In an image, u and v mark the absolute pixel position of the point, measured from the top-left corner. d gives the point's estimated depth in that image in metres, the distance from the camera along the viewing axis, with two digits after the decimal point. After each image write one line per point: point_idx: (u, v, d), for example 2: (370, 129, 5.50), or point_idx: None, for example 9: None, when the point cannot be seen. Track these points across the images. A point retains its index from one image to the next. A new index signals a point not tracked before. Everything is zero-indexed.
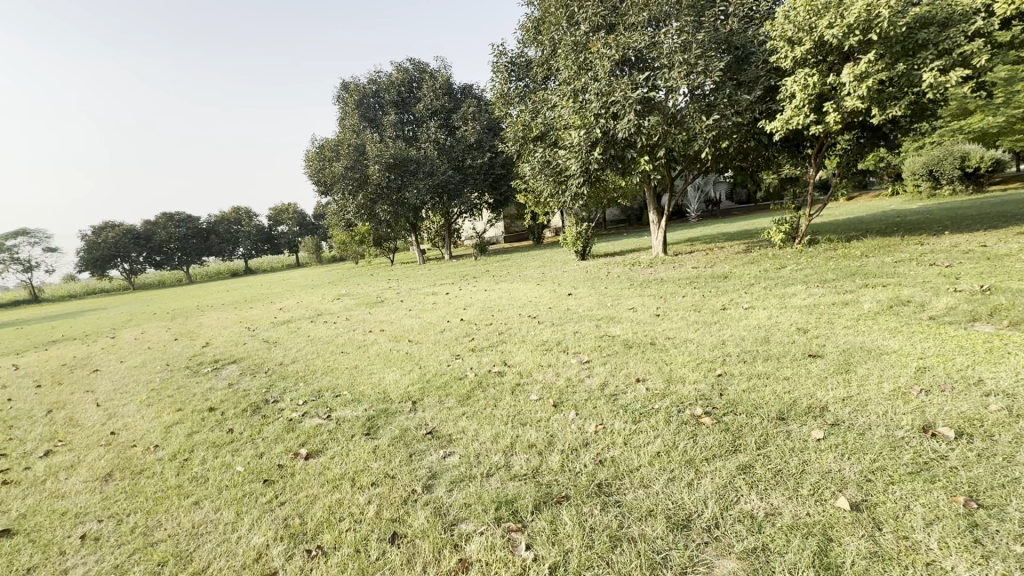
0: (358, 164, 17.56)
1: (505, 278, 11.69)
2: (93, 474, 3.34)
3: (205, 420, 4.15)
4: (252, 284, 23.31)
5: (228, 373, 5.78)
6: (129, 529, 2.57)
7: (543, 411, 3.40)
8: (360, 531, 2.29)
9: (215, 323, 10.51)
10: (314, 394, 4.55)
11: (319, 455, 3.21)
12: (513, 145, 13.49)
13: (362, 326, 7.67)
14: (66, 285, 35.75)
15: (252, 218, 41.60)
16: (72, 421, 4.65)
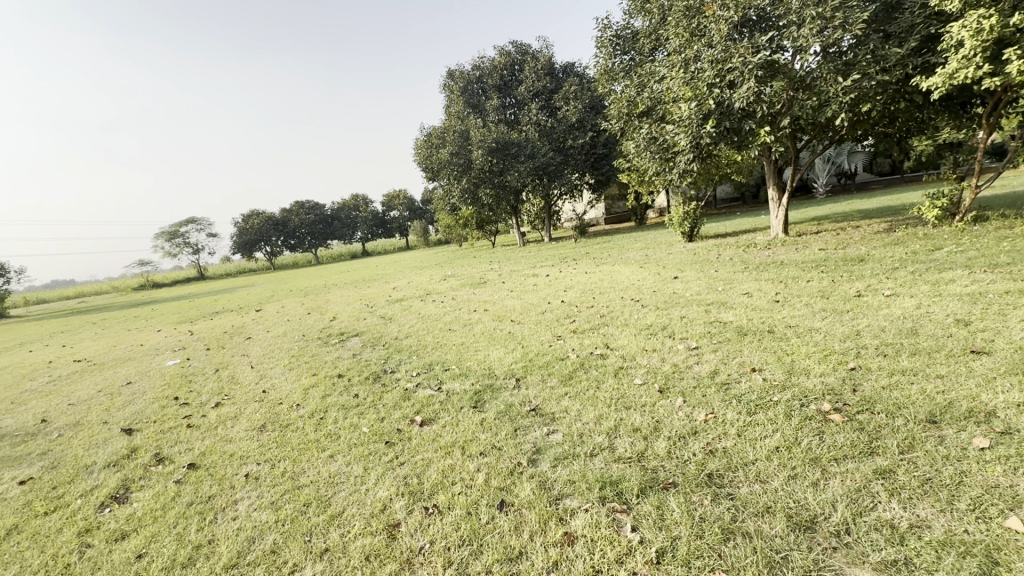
0: (463, 150, 18.19)
1: (606, 260, 11.46)
2: (251, 424, 3.95)
3: (335, 384, 4.69)
4: (369, 266, 25.50)
5: (352, 345, 6.44)
6: (281, 473, 3.01)
7: (648, 396, 3.33)
8: (471, 495, 2.45)
9: (340, 299, 11.70)
10: (426, 366, 4.90)
11: (432, 423, 3.46)
12: (616, 122, 13.04)
13: (467, 306, 8.03)
14: (224, 265, 42.08)
15: (368, 205, 45.22)
16: (234, 379, 5.52)
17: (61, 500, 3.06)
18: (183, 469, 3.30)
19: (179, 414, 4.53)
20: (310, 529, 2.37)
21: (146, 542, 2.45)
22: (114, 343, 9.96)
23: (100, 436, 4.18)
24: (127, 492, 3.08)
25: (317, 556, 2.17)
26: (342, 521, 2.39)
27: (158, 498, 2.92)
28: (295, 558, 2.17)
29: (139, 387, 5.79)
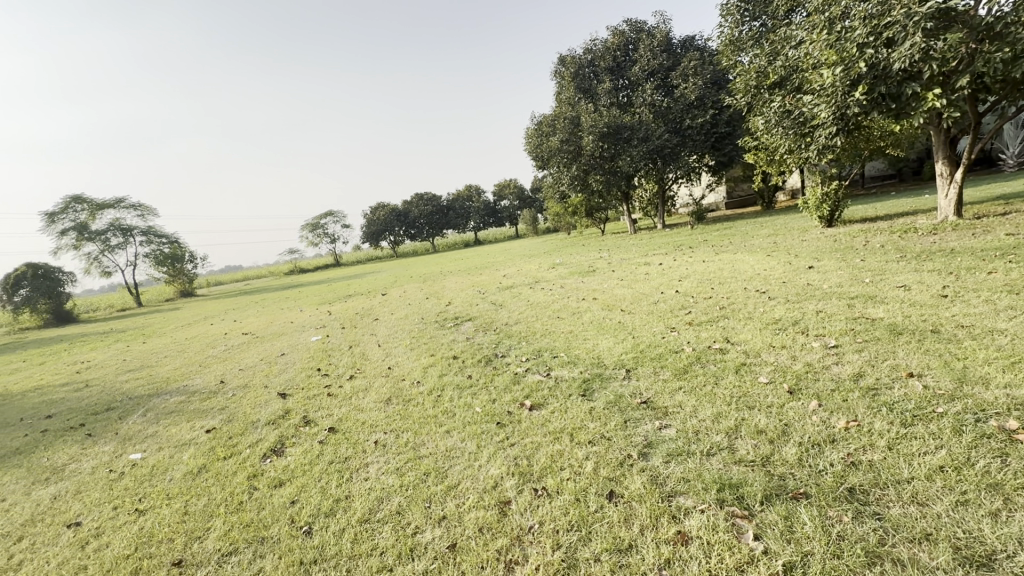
0: (573, 137, 18.05)
1: (727, 248, 10.62)
2: (379, 397, 4.37)
3: (451, 365, 4.99)
4: (481, 254, 26.55)
5: (466, 329, 6.78)
6: (404, 443, 3.30)
7: (775, 397, 3.04)
8: (580, 482, 2.46)
9: (455, 285, 12.36)
10: (535, 353, 5.00)
11: (541, 407, 3.53)
12: (742, 97, 11.91)
13: (576, 294, 7.99)
14: (356, 254, 46.76)
15: (480, 195, 46.89)
16: (364, 355, 6.15)
17: (235, 448, 3.68)
18: (325, 432, 3.76)
19: (321, 383, 5.17)
20: (429, 497, 2.56)
21: (298, 491, 2.85)
22: (272, 320, 11.65)
23: (262, 398, 4.94)
24: (283, 447, 3.61)
25: (436, 522, 2.34)
26: (457, 493, 2.55)
27: (306, 454, 3.37)
28: (417, 522, 2.36)
29: (291, 358, 6.71)
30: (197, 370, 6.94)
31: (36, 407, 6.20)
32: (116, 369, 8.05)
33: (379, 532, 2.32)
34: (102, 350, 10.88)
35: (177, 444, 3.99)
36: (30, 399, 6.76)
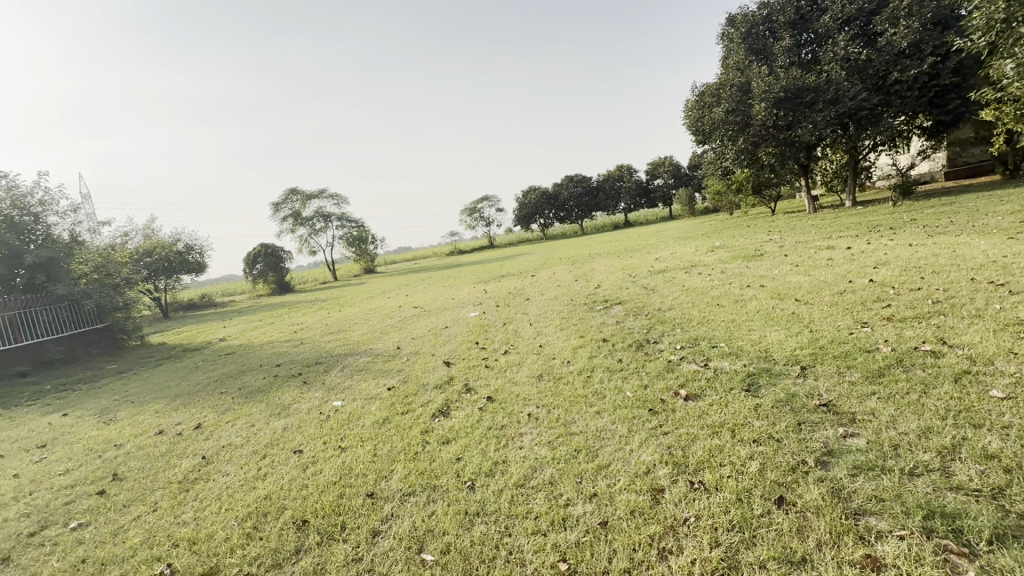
0: (741, 107, 16.32)
1: (945, 229, 8.60)
2: (532, 372, 4.60)
3: (601, 347, 5.01)
4: (631, 236, 25.79)
5: (616, 312, 6.70)
6: (555, 418, 3.42)
7: (1015, 417, 2.41)
8: (742, 482, 2.29)
9: (604, 268, 12.20)
10: (691, 341, 4.73)
11: (697, 398, 3.34)
12: (980, 37, 9.37)
13: (739, 280, 7.28)
14: (508, 236, 49.11)
15: (633, 175, 45.14)
16: (517, 332, 6.50)
17: (410, 405, 4.24)
18: (483, 400, 4.10)
19: (479, 355, 5.63)
20: (581, 473, 2.64)
21: (461, 449, 3.17)
22: (436, 296, 12.96)
23: (431, 365, 5.57)
24: (449, 410, 4.03)
25: (587, 498, 2.40)
26: (608, 473, 2.58)
27: (468, 418, 3.73)
28: (569, 494, 2.45)
29: (453, 331, 7.41)
30: (379, 336, 8.09)
31: (269, 357, 7.91)
32: (321, 331, 9.82)
33: (534, 498, 2.47)
34: (311, 316, 13.33)
35: (367, 397, 4.74)
36: (266, 350, 8.63)
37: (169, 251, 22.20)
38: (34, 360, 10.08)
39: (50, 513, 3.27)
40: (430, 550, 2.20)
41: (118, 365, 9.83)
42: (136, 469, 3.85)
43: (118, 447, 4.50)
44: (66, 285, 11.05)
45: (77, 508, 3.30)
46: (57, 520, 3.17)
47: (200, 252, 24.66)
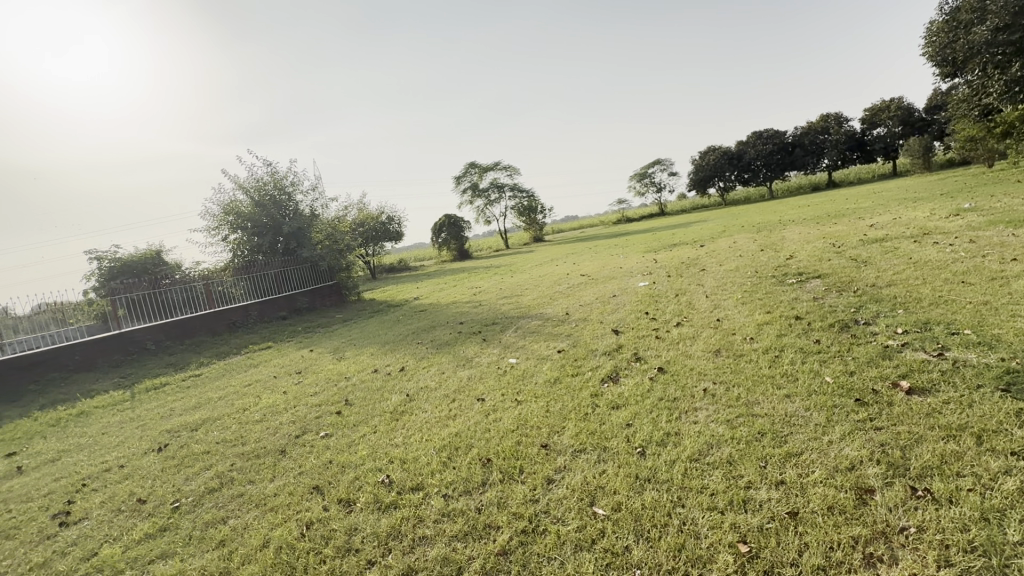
0: (1021, 20, 12.16)
1: None
2: (708, 347, 4.33)
3: (792, 326, 4.44)
4: (836, 198, 21.78)
5: (813, 287, 5.82)
6: (735, 397, 3.19)
7: None
8: (991, 500, 1.85)
9: (798, 237, 10.59)
10: (919, 324, 3.88)
11: (925, 394, 2.76)
12: None
13: (1001, 252, 5.61)
14: (681, 203, 45.87)
15: (842, 124, 37.60)
16: (691, 305, 6.13)
17: (580, 369, 4.38)
18: (654, 370, 4.03)
19: (649, 326, 5.48)
20: (765, 457, 2.43)
21: (631, 416, 3.19)
22: (603, 264, 12.90)
23: (599, 331, 5.64)
24: (618, 376, 4.07)
25: (772, 484, 2.22)
26: (800, 462, 2.33)
27: (638, 386, 3.71)
28: (751, 476, 2.30)
29: (621, 300, 7.34)
30: (549, 301, 8.44)
31: (453, 315, 8.90)
32: (496, 295, 10.63)
33: (709, 475, 2.38)
34: (487, 280, 14.50)
35: (539, 357, 5.06)
36: (451, 309, 9.73)
37: (376, 222, 26.19)
38: (290, 308, 13.08)
39: (308, 423, 4.29)
40: (601, 505, 2.30)
41: (343, 315, 12.16)
42: (360, 398, 4.78)
43: (347, 379, 5.63)
44: (309, 250, 13.95)
45: (324, 421, 4.27)
46: (312, 428, 4.15)
47: (398, 223, 28.56)
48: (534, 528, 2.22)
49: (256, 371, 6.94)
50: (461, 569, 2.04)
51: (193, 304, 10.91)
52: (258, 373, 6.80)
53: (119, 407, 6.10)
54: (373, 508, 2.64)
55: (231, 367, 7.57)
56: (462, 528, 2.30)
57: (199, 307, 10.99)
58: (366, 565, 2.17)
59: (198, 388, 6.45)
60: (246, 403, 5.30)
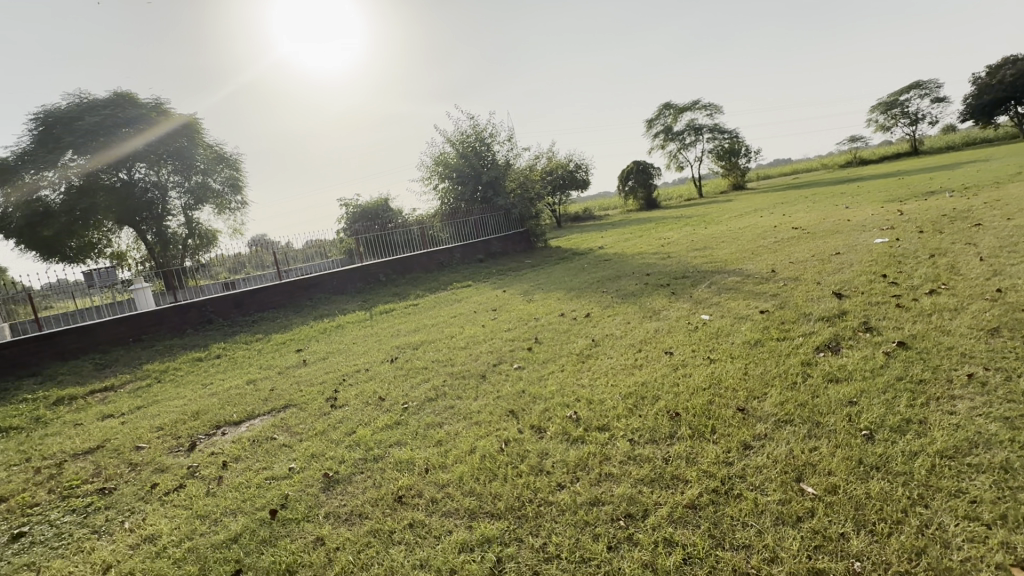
0: None
1: None
2: (979, 323, 3.37)
3: None
4: None
5: None
6: (1019, 391, 2.45)
7: None
8: None
9: None
10: None
11: None
12: None
13: None
14: (948, 137, 35.39)
15: None
16: (954, 269, 4.79)
17: (788, 333, 3.88)
18: (891, 344, 3.32)
19: (887, 291, 4.50)
20: None
21: (856, 393, 2.72)
22: (823, 216, 10.92)
23: (815, 293, 4.86)
24: (838, 346, 3.49)
25: None
26: None
27: (866, 360, 3.13)
28: None
29: (847, 258, 6.15)
30: (751, 256, 7.56)
31: (640, 266, 8.66)
32: (687, 247, 9.95)
33: (970, 478, 1.92)
34: (677, 232, 13.62)
35: (737, 315, 4.63)
36: (637, 260, 9.47)
37: (564, 170, 26.54)
38: (486, 252, 14.39)
39: (503, 354, 4.76)
40: (810, 483, 2.06)
41: (532, 261, 12.86)
42: (549, 338, 5.09)
43: (537, 320, 6.03)
44: (504, 198, 14.94)
45: (517, 355, 4.69)
46: (507, 360, 4.60)
47: (585, 171, 28.59)
48: (728, 491, 2.12)
49: (460, 306, 7.90)
50: (647, 511, 2.08)
51: (411, 245, 12.88)
52: (462, 307, 7.74)
53: (363, 325, 7.64)
54: (561, 438, 2.84)
55: (440, 300, 8.77)
56: (648, 474, 2.32)
57: (415, 247, 12.93)
58: (556, 487, 2.37)
59: (417, 315, 7.67)
60: (453, 331, 6.13)
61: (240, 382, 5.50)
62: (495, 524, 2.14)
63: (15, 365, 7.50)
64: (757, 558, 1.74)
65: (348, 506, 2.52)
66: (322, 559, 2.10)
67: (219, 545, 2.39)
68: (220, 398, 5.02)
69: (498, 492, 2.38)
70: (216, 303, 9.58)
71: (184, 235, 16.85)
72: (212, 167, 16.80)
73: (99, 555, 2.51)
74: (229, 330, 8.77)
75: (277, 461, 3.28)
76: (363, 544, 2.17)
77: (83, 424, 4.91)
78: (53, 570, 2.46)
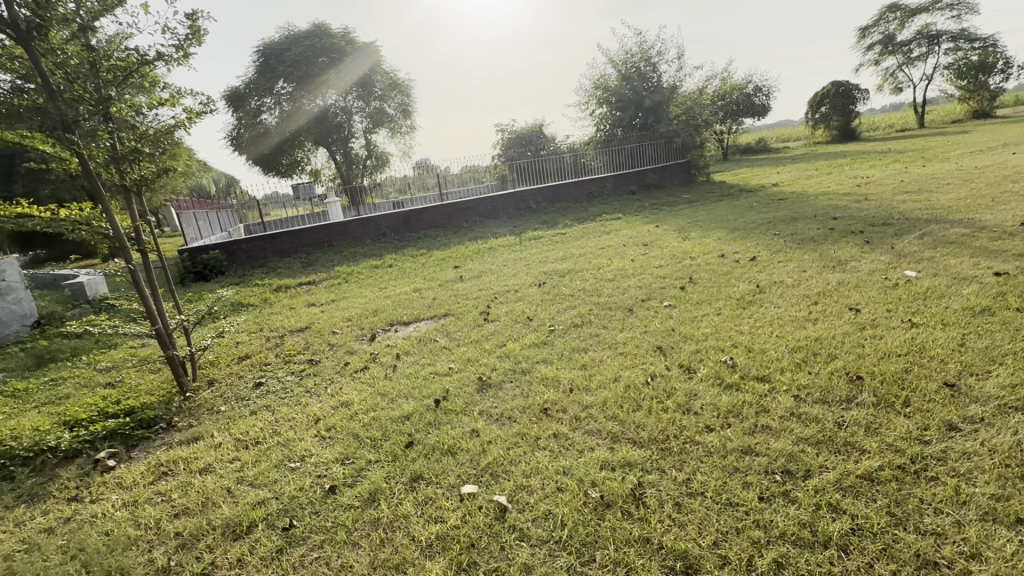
0: None
1: None
2: None
3: None
4: None
5: None
6: None
7: None
8: None
9: None
10: None
11: None
12: None
13: None
14: None
15: None
16: None
17: None
18: None
19: None
20: None
21: None
22: None
23: None
24: None
25: None
26: None
27: None
28: None
29: None
30: (989, 204, 5.93)
31: (825, 208, 7.41)
32: (894, 189, 8.17)
33: None
34: (881, 169, 11.22)
35: (958, 276, 3.74)
36: (822, 201, 8.11)
37: (739, 94, 23.20)
38: (640, 183, 13.61)
39: (653, 290, 4.60)
40: None
41: (691, 196, 11.84)
42: (705, 279, 4.74)
43: (692, 259, 5.64)
44: (665, 125, 13.71)
45: (667, 293, 4.48)
46: (656, 296, 4.43)
47: (766, 94, 24.79)
48: (919, 471, 1.83)
49: (609, 238, 7.72)
50: (810, 472, 1.91)
51: (562, 173, 12.81)
52: (611, 240, 7.55)
53: (513, 249, 7.96)
54: (713, 381, 2.71)
55: (589, 231, 8.67)
56: (815, 435, 2.11)
57: (566, 175, 12.86)
58: (705, 429, 2.29)
59: (565, 244, 7.74)
60: (601, 263, 6.06)
61: (408, 289, 6.25)
62: (638, 451, 2.17)
63: (250, 257, 9.52)
64: (951, 549, 1.50)
65: (499, 408, 2.78)
66: (478, 448, 2.38)
67: (396, 419, 2.84)
68: (393, 301, 5.79)
69: (641, 422, 2.40)
70: (389, 219, 10.79)
71: (364, 156, 18.91)
72: (388, 92, 18.20)
73: (311, 409, 3.18)
74: (399, 243, 9.88)
75: (439, 360, 3.72)
76: (512, 443, 2.40)
77: (296, 308, 6.12)
78: (282, 413, 3.21)
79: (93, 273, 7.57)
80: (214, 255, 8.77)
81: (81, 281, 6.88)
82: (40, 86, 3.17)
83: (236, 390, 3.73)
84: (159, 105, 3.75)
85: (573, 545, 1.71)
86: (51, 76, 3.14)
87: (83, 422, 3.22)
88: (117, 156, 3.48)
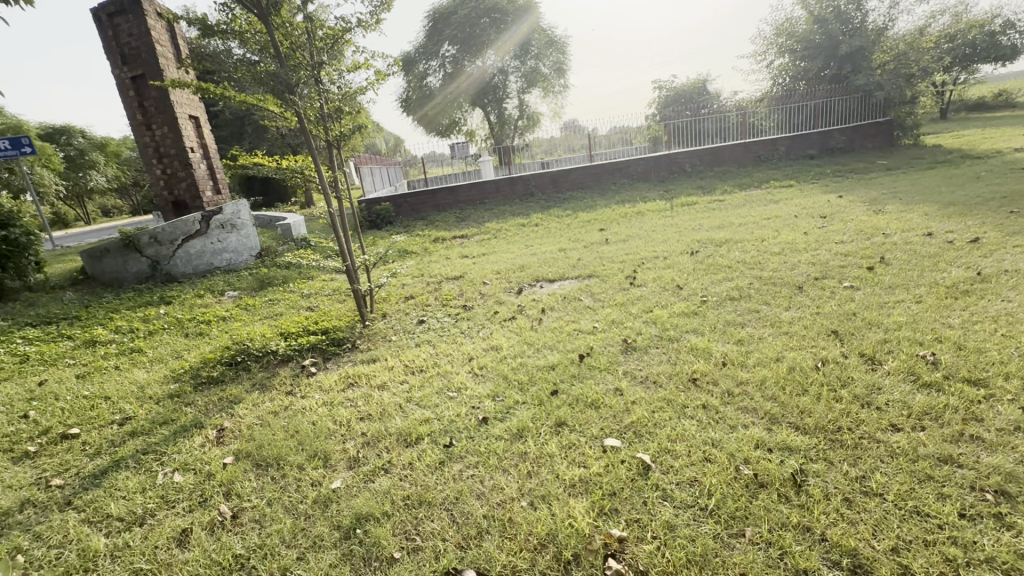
0: None
1: None
2: None
3: None
4: None
5: None
6: None
7: None
8: None
9: None
10: None
11: None
12: None
13: None
14: None
15: None
16: None
17: None
18: None
19: None
20: None
21: None
22: None
23: None
24: None
25: None
26: None
27: None
28: None
29: None
30: None
31: None
32: None
33: None
34: None
35: None
36: None
37: (979, 33, 18.30)
38: (822, 146, 11.76)
39: (830, 268, 4.04)
40: None
41: (889, 162, 9.91)
42: (903, 260, 4.00)
43: (886, 236, 4.78)
44: (866, 76, 11.46)
45: (848, 273, 3.90)
46: (834, 275, 3.89)
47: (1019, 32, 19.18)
48: None
49: (777, 207, 6.90)
50: None
51: (725, 134, 11.64)
52: (779, 209, 6.74)
53: (664, 214, 7.56)
54: (904, 377, 2.33)
55: (752, 199, 7.83)
56: None
57: (729, 137, 11.68)
58: (889, 427, 2.00)
59: (723, 212, 7.12)
60: (766, 234, 5.47)
61: (553, 248, 6.38)
62: (801, 437, 1.99)
63: (413, 210, 10.56)
64: None
65: (644, 371, 2.76)
66: (621, 406, 2.41)
67: (542, 368, 2.99)
68: (538, 258, 5.99)
69: (807, 408, 2.18)
70: (538, 179, 11.00)
71: (516, 117, 19.26)
72: (544, 51, 18.02)
73: (466, 348, 3.50)
74: (546, 203, 10.05)
75: (583, 318, 3.79)
76: (657, 407, 2.37)
77: (452, 258, 6.69)
78: (442, 348, 3.60)
79: (297, 216, 9.05)
80: (385, 206, 9.90)
81: (289, 223, 8.31)
82: (271, 54, 3.81)
83: (404, 324, 4.27)
84: (356, 69, 4.25)
85: (722, 516, 1.66)
86: (280, 46, 3.74)
87: (293, 335, 3.99)
88: (323, 115, 4.07)
